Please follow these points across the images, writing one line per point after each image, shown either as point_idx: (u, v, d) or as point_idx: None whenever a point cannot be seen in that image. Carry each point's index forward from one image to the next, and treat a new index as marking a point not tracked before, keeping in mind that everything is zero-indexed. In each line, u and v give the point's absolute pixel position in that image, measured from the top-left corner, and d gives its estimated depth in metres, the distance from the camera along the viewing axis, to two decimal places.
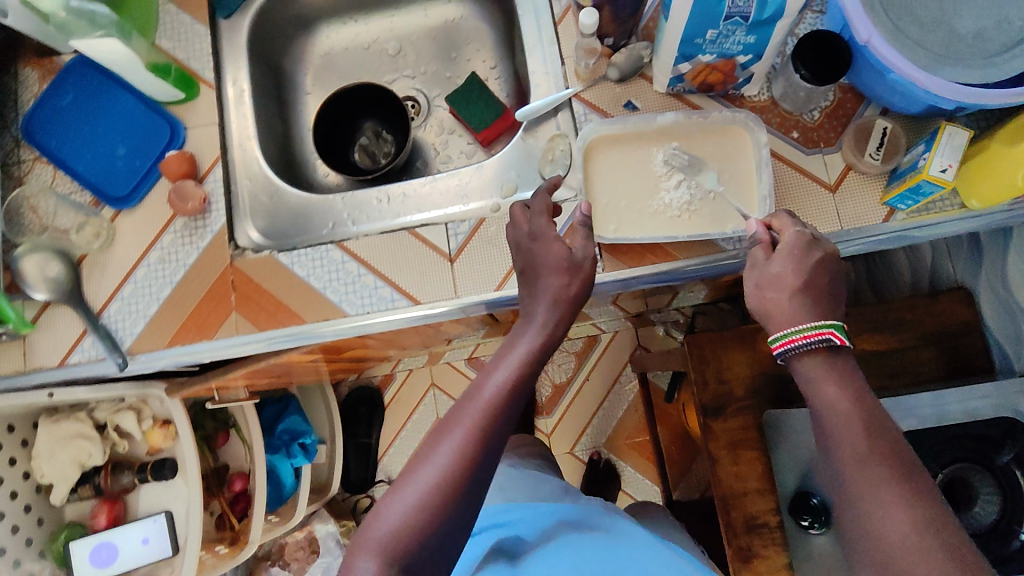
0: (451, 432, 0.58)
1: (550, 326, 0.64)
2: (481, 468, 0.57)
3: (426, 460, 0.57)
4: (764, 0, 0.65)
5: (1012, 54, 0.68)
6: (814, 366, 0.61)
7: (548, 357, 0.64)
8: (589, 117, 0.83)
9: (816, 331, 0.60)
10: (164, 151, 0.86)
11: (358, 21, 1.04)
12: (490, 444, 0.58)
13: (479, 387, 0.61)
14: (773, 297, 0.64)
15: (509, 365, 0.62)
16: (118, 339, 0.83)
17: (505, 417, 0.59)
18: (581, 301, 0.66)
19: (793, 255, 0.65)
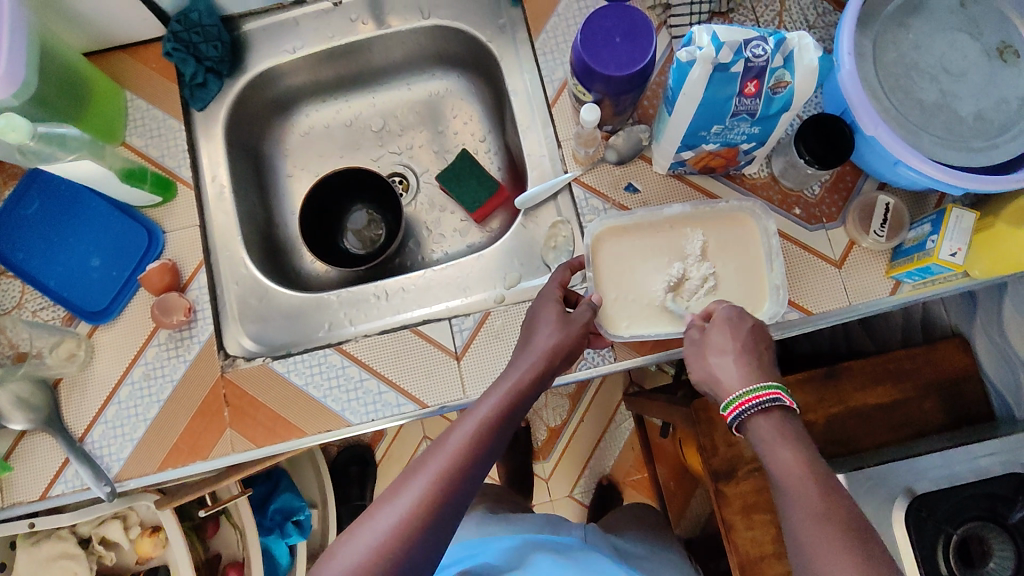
0: (414, 480, 0.56)
1: (522, 380, 0.64)
2: (442, 519, 0.55)
3: (385, 505, 0.55)
4: (770, 99, 0.64)
5: (1011, 135, 0.69)
6: (764, 425, 0.59)
7: (525, 408, 0.63)
8: (590, 201, 0.81)
9: (764, 391, 0.59)
10: (142, 260, 0.82)
11: (338, 99, 1.00)
12: (454, 494, 0.56)
13: (447, 436, 0.59)
14: (714, 362, 0.64)
15: (479, 416, 0.60)
16: (102, 465, 0.78)
17: (473, 469, 0.58)
18: (561, 361, 0.67)
19: (728, 325, 0.65)
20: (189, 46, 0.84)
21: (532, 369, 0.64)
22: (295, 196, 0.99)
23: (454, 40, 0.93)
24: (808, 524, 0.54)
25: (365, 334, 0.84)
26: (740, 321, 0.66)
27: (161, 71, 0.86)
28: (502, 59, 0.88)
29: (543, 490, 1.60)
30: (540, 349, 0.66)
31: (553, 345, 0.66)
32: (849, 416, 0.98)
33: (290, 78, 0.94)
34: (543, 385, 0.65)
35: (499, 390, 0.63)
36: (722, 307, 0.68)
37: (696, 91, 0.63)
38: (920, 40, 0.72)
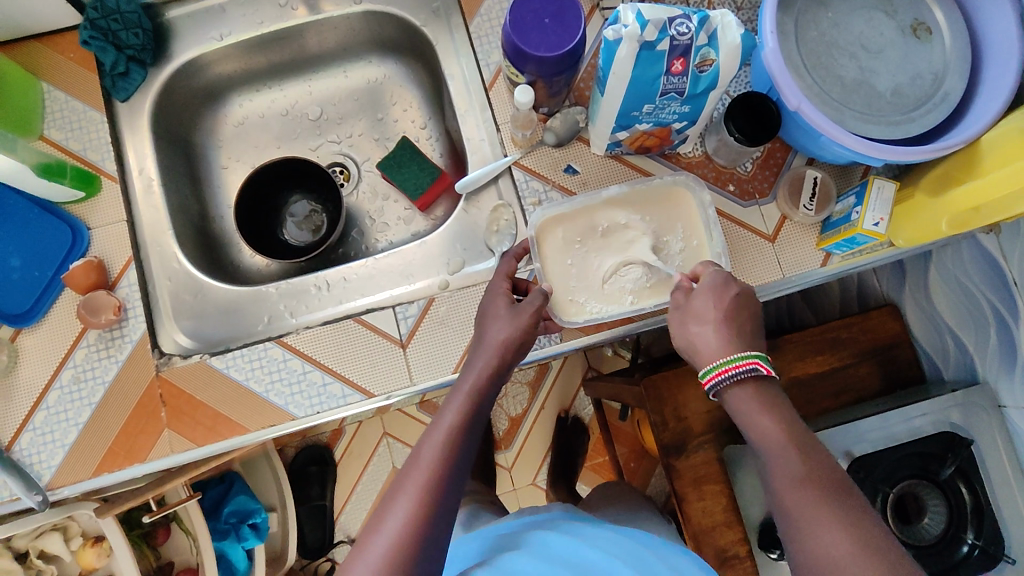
0: (397, 502, 0.54)
1: (480, 378, 0.63)
2: (434, 537, 0.53)
3: (374, 534, 0.53)
4: (697, 77, 0.65)
5: (926, 108, 0.72)
6: (741, 395, 0.59)
7: (488, 406, 0.63)
8: (531, 184, 0.81)
9: (743, 362, 0.58)
10: (65, 259, 0.78)
11: (273, 88, 0.98)
12: (439, 509, 0.54)
13: (419, 452, 0.58)
14: (695, 330, 0.63)
15: (446, 424, 0.59)
16: (31, 474, 0.74)
17: (454, 477, 0.57)
18: (514, 358, 0.66)
19: (715, 291, 0.64)
20: (107, 34, 0.80)
21: (487, 369, 0.64)
22: (230, 189, 0.97)
23: (388, 25, 0.92)
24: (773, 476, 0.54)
25: (306, 325, 0.83)
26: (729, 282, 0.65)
27: (81, 61, 0.82)
28: (437, 44, 0.87)
29: (506, 479, 1.60)
30: (492, 346, 0.65)
31: (504, 339, 0.65)
32: (791, 386, 1.02)
33: (217, 67, 0.92)
34: (501, 382, 0.65)
35: (460, 395, 0.62)
36: (710, 270, 0.67)
37: (624, 69, 0.64)
38: (839, 19, 0.74)
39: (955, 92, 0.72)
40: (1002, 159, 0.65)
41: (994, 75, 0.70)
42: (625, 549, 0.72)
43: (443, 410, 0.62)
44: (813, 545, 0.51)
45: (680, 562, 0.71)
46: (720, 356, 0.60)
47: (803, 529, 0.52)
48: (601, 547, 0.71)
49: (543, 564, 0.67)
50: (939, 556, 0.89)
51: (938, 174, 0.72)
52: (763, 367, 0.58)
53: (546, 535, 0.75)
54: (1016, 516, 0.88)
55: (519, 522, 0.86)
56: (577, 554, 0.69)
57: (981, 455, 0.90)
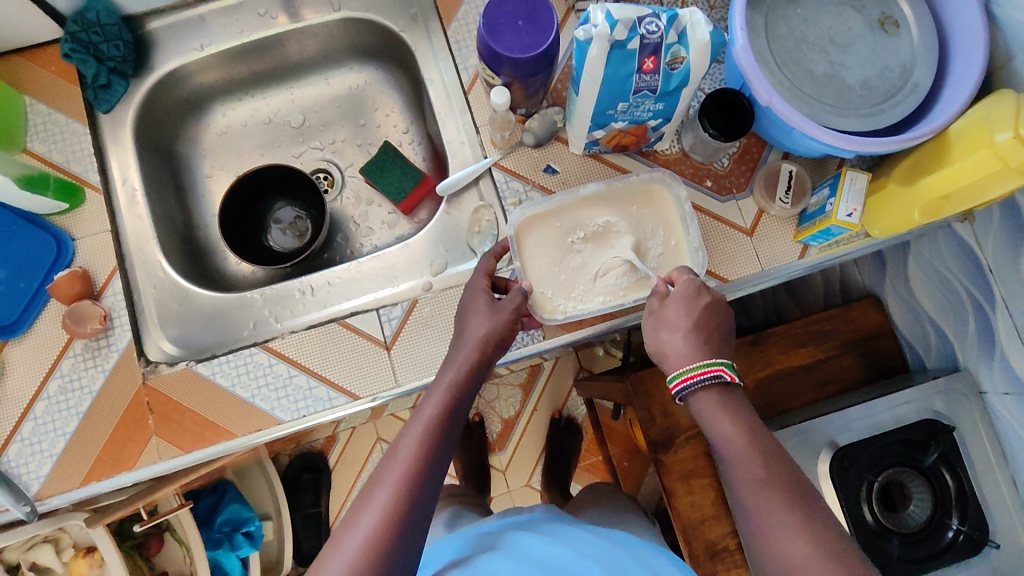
0: (374, 496, 0.55)
1: (459, 374, 0.64)
2: (411, 529, 0.54)
3: (350, 527, 0.54)
4: (669, 74, 0.67)
5: (895, 100, 0.74)
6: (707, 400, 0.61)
7: (467, 403, 0.64)
8: (511, 184, 0.82)
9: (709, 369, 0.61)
10: (50, 271, 0.78)
11: (255, 97, 0.99)
12: (416, 502, 0.55)
13: (397, 447, 0.59)
14: (667, 337, 0.65)
15: (424, 420, 0.60)
16: (19, 485, 0.74)
17: (431, 471, 0.57)
18: (493, 352, 0.67)
19: (685, 300, 0.66)
20: (88, 47, 0.81)
21: (465, 366, 0.65)
22: (214, 197, 0.97)
23: (368, 32, 0.93)
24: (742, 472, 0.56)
25: (292, 329, 0.83)
26: (699, 294, 0.66)
27: (62, 75, 0.83)
28: (416, 49, 0.88)
29: (500, 481, 1.60)
30: (472, 340, 0.67)
31: (484, 335, 0.66)
32: (775, 378, 1.03)
33: (199, 77, 0.92)
34: (480, 378, 0.66)
35: (439, 391, 0.63)
36: (682, 278, 0.69)
37: (597, 69, 0.65)
38: (808, 15, 0.76)
39: (923, 84, 0.73)
40: (968, 148, 0.66)
41: (961, 67, 0.72)
42: (601, 550, 0.73)
43: (423, 407, 0.63)
44: (789, 530, 0.53)
45: (656, 563, 0.73)
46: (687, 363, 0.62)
47: (781, 514, 0.53)
48: (577, 548, 0.72)
49: (518, 564, 0.68)
50: (926, 542, 0.90)
51: (910, 164, 0.73)
52: (726, 374, 0.61)
53: (524, 536, 0.76)
54: (999, 502, 0.89)
55: (501, 524, 0.87)
56: (552, 555, 0.70)
57: (963, 441, 0.91)
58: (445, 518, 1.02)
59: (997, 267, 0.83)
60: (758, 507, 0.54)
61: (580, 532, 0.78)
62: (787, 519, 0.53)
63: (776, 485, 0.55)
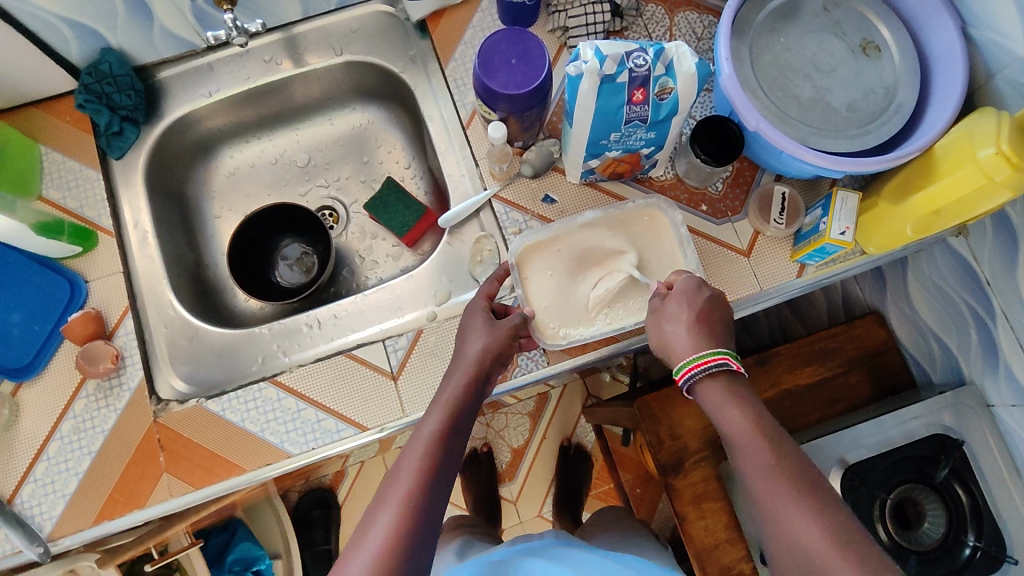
0: (380, 515, 0.56)
1: (458, 391, 0.66)
2: (418, 548, 0.55)
3: (357, 548, 0.55)
4: (658, 104, 0.69)
5: (881, 121, 0.76)
6: (713, 390, 0.61)
7: (468, 418, 0.65)
8: (511, 215, 0.84)
9: (713, 356, 0.61)
10: (64, 312, 0.80)
11: (262, 138, 1.02)
12: (423, 519, 0.56)
13: (400, 465, 0.60)
14: (670, 329, 0.66)
15: (425, 437, 0.61)
16: (32, 526, 0.75)
17: (436, 489, 0.58)
18: (492, 369, 0.69)
19: (687, 296, 0.67)
20: (102, 97, 0.85)
21: (463, 382, 0.66)
22: (223, 237, 1.00)
23: (369, 74, 0.97)
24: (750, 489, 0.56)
25: (300, 363, 0.85)
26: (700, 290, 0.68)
27: (76, 123, 0.86)
28: (416, 88, 0.92)
29: (512, 512, 1.58)
30: (470, 357, 0.69)
31: (481, 349, 0.68)
32: (783, 398, 1.03)
33: (208, 122, 0.96)
34: (480, 393, 0.67)
35: (438, 408, 0.65)
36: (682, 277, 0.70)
37: (588, 102, 0.67)
38: (791, 43, 0.79)
39: (907, 104, 0.76)
40: (952, 164, 0.68)
41: (943, 87, 0.74)
42: (614, 572, 0.74)
43: (423, 425, 0.64)
44: (793, 537, 0.53)
45: None
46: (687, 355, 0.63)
47: (794, 521, 0.53)
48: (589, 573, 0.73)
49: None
50: (943, 560, 0.89)
51: (901, 180, 0.75)
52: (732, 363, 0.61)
53: (537, 562, 0.77)
54: (1016, 517, 0.88)
55: (515, 549, 0.88)
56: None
57: (973, 455, 0.91)
58: (455, 548, 1.02)
59: (995, 280, 0.84)
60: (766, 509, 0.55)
61: (593, 558, 0.79)
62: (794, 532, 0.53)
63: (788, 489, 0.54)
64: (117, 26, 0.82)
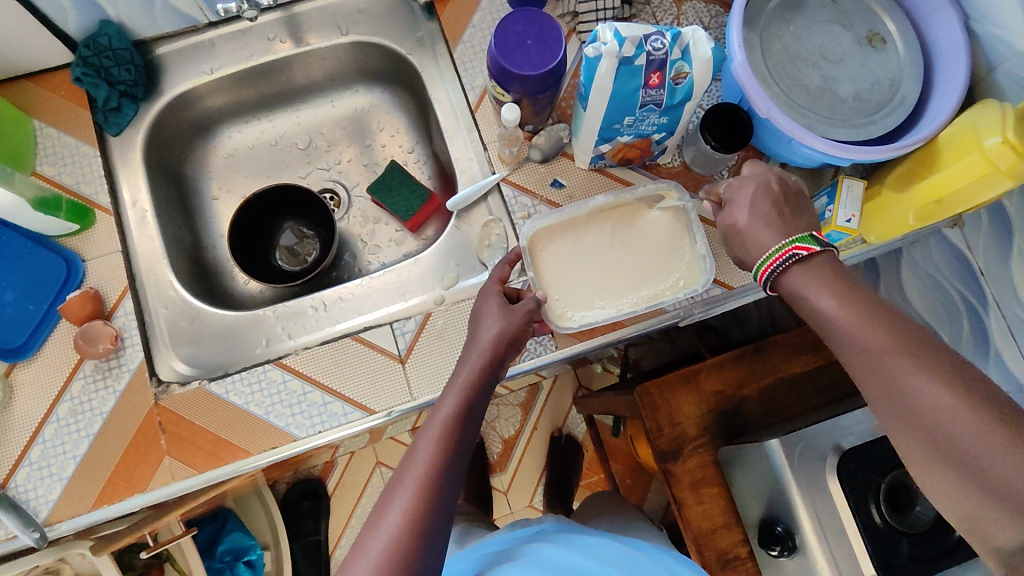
0: (396, 497, 0.57)
1: (474, 373, 0.65)
2: (434, 530, 0.56)
3: (374, 529, 0.55)
4: (673, 89, 0.69)
5: (886, 111, 0.77)
6: (796, 281, 0.59)
7: (484, 400, 0.65)
8: (520, 199, 0.84)
9: (781, 251, 0.60)
10: (61, 291, 0.78)
11: (262, 119, 1.00)
12: (438, 501, 0.57)
13: (416, 448, 0.60)
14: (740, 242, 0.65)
15: (440, 420, 0.61)
16: (28, 510, 0.72)
17: (451, 472, 0.59)
18: (505, 352, 0.69)
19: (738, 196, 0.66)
20: (100, 71, 0.82)
21: (480, 364, 0.66)
22: (222, 219, 0.98)
23: (374, 55, 0.95)
24: None
25: (305, 346, 0.83)
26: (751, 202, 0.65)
27: (72, 98, 0.83)
28: (423, 70, 0.91)
29: (503, 502, 1.59)
30: (485, 340, 0.68)
31: (496, 335, 0.68)
32: (778, 387, 1.06)
33: (208, 100, 0.94)
34: (495, 375, 0.67)
35: (454, 390, 0.64)
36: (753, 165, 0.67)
37: (605, 84, 0.68)
38: (800, 33, 0.80)
39: (911, 95, 0.77)
40: (955, 154, 0.69)
41: (946, 79, 0.76)
42: (631, 561, 0.77)
43: (438, 406, 0.64)
44: None
45: (669, 563, 0.80)
46: (760, 254, 0.62)
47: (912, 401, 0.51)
48: (598, 556, 0.76)
49: (544, 573, 0.70)
50: (934, 541, 0.90)
51: (903, 171, 0.76)
52: (801, 249, 0.59)
53: (544, 548, 0.78)
54: None
55: (517, 533, 0.89)
56: (580, 564, 0.73)
57: None
58: (455, 535, 1.03)
59: (989, 270, 0.89)
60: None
61: (599, 541, 0.82)
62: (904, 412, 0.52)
63: None
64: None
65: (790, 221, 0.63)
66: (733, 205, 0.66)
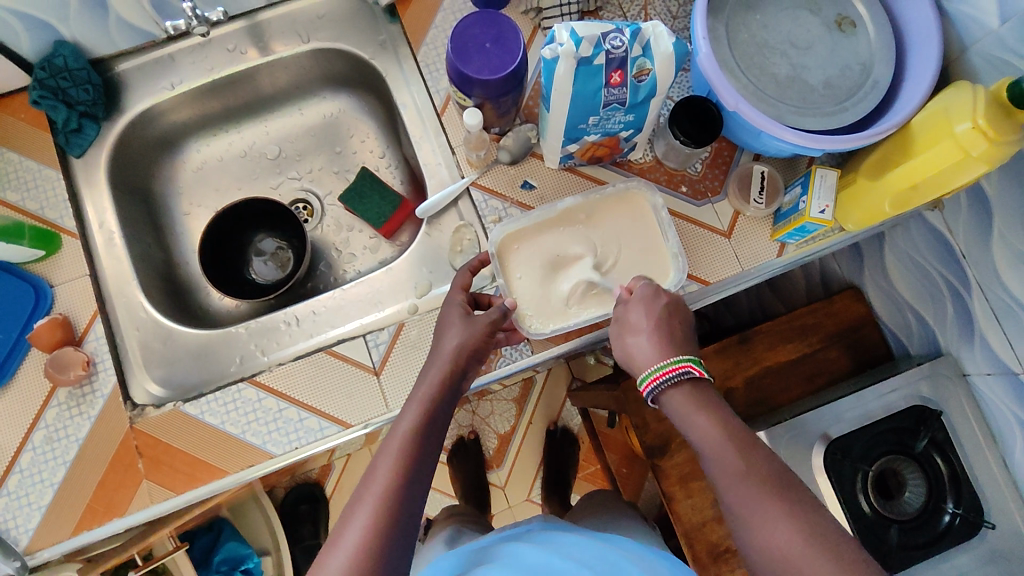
0: (356, 513, 0.56)
1: (433, 386, 0.65)
2: (396, 545, 0.55)
3: (335, 548, 0.54)
4: (636, 86, 0.68)
5: (858, 97, 0.76)
6: (678, 398, 0.61)
7: (446, 415, 0.65)
8: (490, 203, 0.82)
9: (674, 365, 0.61)
10: (30, 318, 0.77)
11: (229, 131, 0.99)
12: (399, 516, 0.56)
13: (376, 465, 0.59)
14: (631, 342, 0.66)
15: (400, 435, 0.61)
16: (9, 539, 0.73)
17: (414, 487, 0.58)
18: (468, 364, 0.68)
19: (645, 303, 0.68)
20: (58, 93, 0.81)
21: (439, 379, 0.66)
22: (194, 234, 0.97)
23: (338, 61, 0.94)
24: (737, 473, 0.56)
25: (279, 362, 0.83)
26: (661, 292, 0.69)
27: (31, 121, 0.82)
28: (387, 75, 0.89)
29: (500, 497, 1.59)
30: (446, 353, 0.68)
31: (457, 346, 0.68)
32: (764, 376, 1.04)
33: (172, 115, 0.92)
34: (456, 388, 0.67)
35: (415, 404, 0.64)
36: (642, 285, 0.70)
37: (566, 85, 0.66)
38: (768, 20, 0.78)
39: (882, 80, 0.76)
40: (930, 139, 0.67)
41: (918, 61, 0.74)
42: (609, 560, 0.71)
43: (400, 421, 0.64)
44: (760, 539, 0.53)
45: (652, 564, 0.72)
46: (645, 366, 0.64)
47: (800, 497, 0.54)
48: (574, 557, 0.72)
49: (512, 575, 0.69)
50: (923, 528, 0.92)
51: (878, 158, 0.75)
52: (695, 371, 0.61)
53: (519, 547, 0.76)
54: (992, 483, 0.90)
55: (504, 534, 0.89)
56: (549, 564, 0.70)
57: (951, 425, 0.93)
58: (446, 536, 1.03)
59: (970, 253, 0.85)
60: (741, 501, 0.55)
61: (582, 541, 0.77)
62: (783, 512, 0.54)
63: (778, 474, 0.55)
64: (70, 17, 0.78)
65: (674, 344, 0.64)
66: (629, 306, 0.69)
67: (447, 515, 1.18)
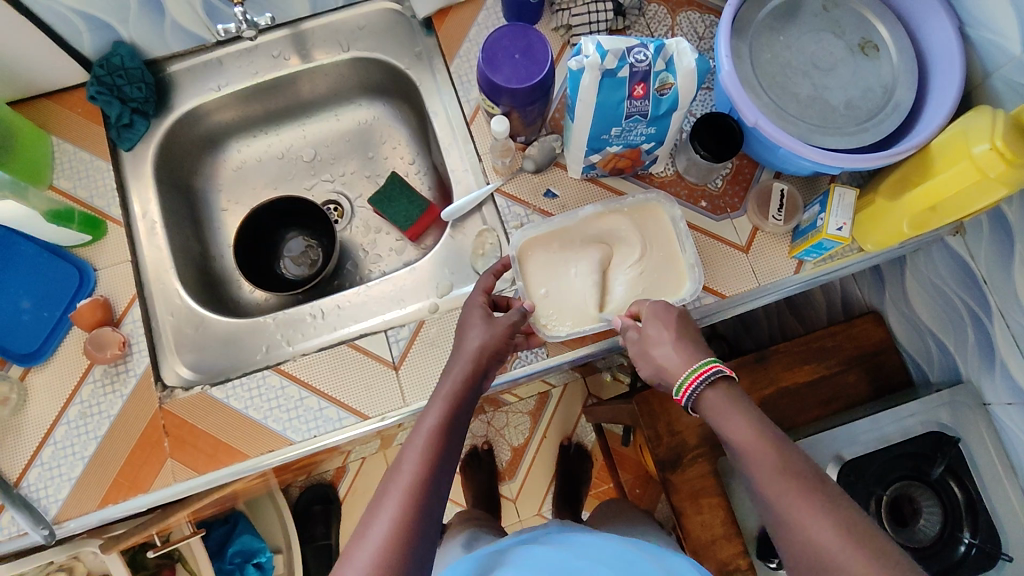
0: (384, 507, 0.57)
1: (457, 384, 0.66)
2: (421, 540, 0.56)
3: (362, 539, 0.55)
4: (658, 99, 0.70)
5: (879, 118, 0.77)
6: (715, 398, 0.62)
7: (468, 412, 0.66)
8: (513, 209, 0.85)
9: (707, 365, 0.62)
10: (73, 298, 0.82)
11: (269, 133, 1.04)
12: (424, 511, 0.57)
13: (402, 460, 0.60)
14: (657, 353, 0.67)
15: (425, 431, 0.62)
16: (39, 508, 0.76)
17: (437, 483, 0.59)
18: (489, 364, 0.70)
19: (658, 318, 0.68)
20: (113, 90, 0.86)
21: (461, 378, 0.67)
22: (229, 229, 1.02)
23: (376, 70, 0.98)
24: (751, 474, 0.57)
25: (303, 352, 0.86)
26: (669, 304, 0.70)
27: (86, 115, 0.88)
28: (421, 84, 0.94)
29: (512, 510, 1.59)
30: (468, 352, 0.69)
31: (479, 347, 0.69)
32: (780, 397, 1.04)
33: (216, 115, 0.98)
34: (479, 386, 0.68)
35: (439, 400, 0.65)
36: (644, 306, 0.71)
37: (590, 96, 0.69)
38: (791, 42, 0.80)
39: (904, 102, 0.77)
40: (948, 160, 0.68)
41: (941, 86, 0.75)
42: (624, 558, 0.71)
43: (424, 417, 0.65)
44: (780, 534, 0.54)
45: (672, 562, 0.71)
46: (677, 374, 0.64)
47: (802, 505, 0.54)
48: (589, 555, 0.71)
49: None
50: (938, 556, 0.91)
51: (898, 177, 0.75)
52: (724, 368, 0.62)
53: (532, 550, 0.75)
54: (1009, 514, 0.89)
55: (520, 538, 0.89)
56: (566, 564, 0.69)
57: (969, 453, 0.92)
58: (462, 541, 1.04)
59: (991, 278, 0.85)
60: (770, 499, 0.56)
61: (596, 540, 0.76)
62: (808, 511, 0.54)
63: (789, 479, 0.56)
64: (129, 20, 0.84)
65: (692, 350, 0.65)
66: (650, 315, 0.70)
67: (462, 520, 1.18)
